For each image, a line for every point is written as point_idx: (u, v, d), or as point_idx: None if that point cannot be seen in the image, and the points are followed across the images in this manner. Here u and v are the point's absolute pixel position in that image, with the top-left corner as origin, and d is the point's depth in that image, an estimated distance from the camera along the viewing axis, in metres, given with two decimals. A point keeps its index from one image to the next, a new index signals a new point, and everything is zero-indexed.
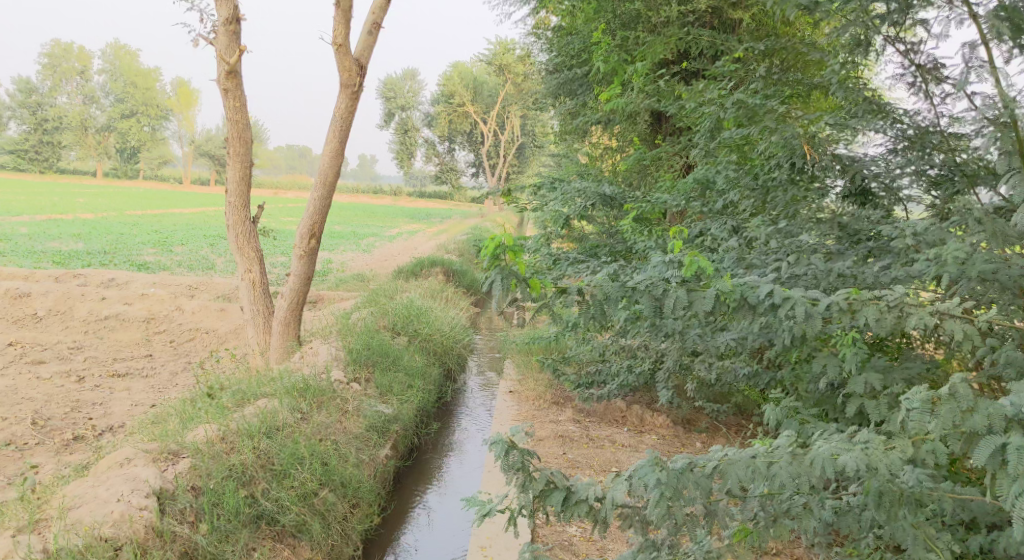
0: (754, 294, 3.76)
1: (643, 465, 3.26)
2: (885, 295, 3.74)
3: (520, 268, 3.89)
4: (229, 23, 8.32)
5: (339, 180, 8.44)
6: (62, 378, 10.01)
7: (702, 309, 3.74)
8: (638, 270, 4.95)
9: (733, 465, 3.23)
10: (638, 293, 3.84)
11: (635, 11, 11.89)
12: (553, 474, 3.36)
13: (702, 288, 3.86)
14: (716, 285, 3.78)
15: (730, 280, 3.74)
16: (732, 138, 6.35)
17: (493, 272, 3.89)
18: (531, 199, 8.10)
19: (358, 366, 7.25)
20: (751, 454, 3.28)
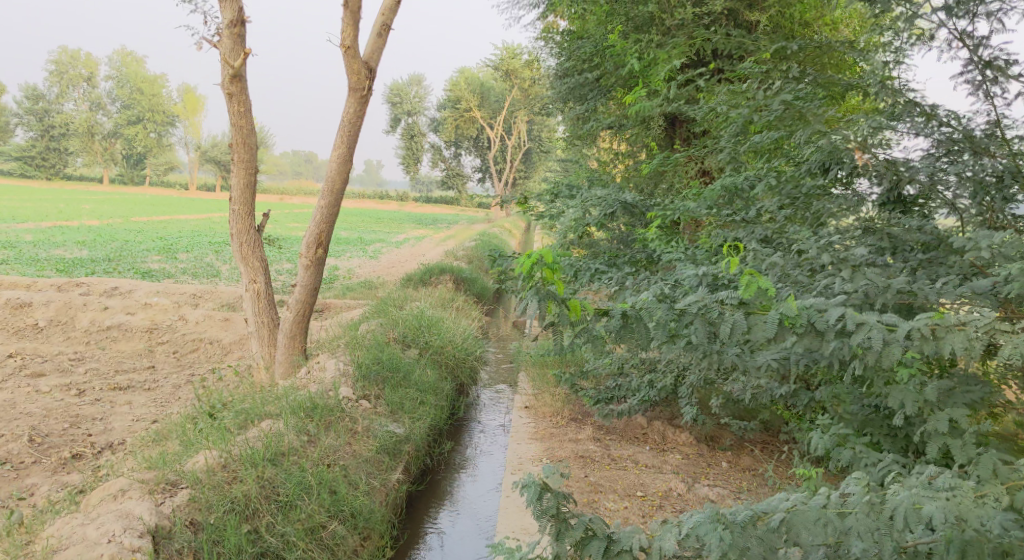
0: (823, 320, 3.70)
1: (702, 519, 3.35)
2: (973, 319, 3.60)
3: (557, 288, 3.90)
4: (234, 25, 8.04)
5: (347, 187, 8.13)
6: (62, 391, 9.73)
7: (763, 334, 3.72)
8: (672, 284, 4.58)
9: (801, 517, 3.29)
10: (689, 315, 3.89)
11: (650, 14, 11.55)
12: (591, 521, 3.58)
13: (761, 312, 3.84)
14: (779, 308, 3.74)
15: (795, 304, 3.69)
16: (762, 143, 6.04)
17: (528, 293, 3.88)
18: (547, 206, 7.78)
19: (367, 382, 6.93)
20: (821, 504, 3.33)
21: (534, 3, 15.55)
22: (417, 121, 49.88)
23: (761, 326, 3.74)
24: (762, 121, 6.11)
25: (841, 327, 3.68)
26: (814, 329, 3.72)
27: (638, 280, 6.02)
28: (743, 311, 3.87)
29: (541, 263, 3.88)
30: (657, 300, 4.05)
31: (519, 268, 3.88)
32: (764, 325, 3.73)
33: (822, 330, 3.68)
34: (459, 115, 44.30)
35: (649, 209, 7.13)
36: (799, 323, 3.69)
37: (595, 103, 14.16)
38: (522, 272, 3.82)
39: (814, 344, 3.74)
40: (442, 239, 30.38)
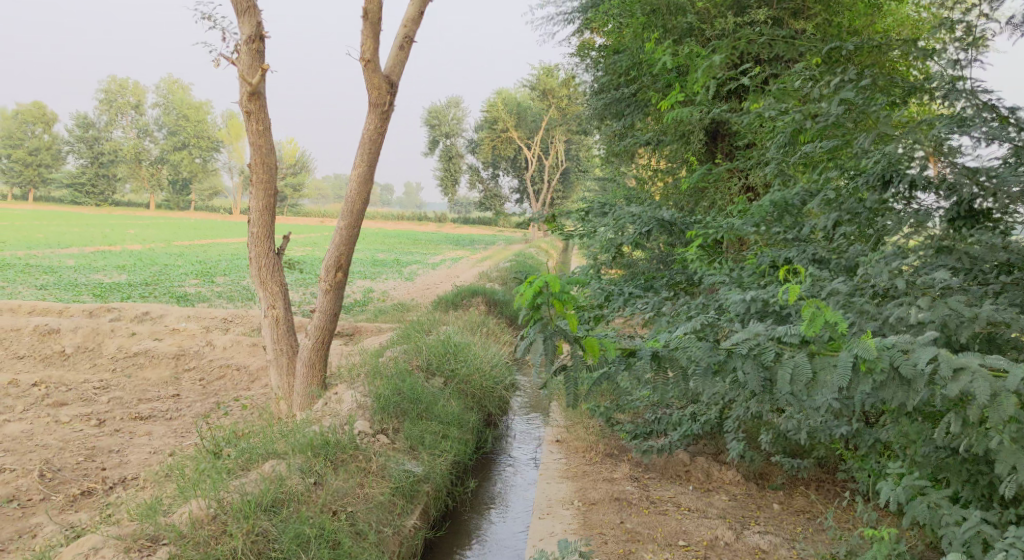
0: (910, 365, 3.57)
1: None
2: None
3: (568, 322, 4.19)
4: (252, 41, 7.74)
5: (367, 208, 7.75)
6: (82, 421, 9.44)
7: (837, 378, 3.68)
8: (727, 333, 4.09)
9: None
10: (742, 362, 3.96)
11: (689, 26, 11.09)
12: None
13: (832, 353, 3.81)
14: (854, 349, 3.67)
15: (873, 345, 3.62)
16: (813, 154, 5.53)
17: (539, 330, 4.20)
18: (578, 226, 7.31)
19: (386, 415, 6.49)
20: None
21: (568, 20, 15.20)
22: (456, 143, 49.85)
23: (831, 372, 3.72)
24: (814, 130, 5.58)
25: (931, 370, 3.56)
26: (899, 375, 3.61)
27: (680, 307, 5.57)
28: (808, 351, 3.87)
29: (547, 293, 4.18)
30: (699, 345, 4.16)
31: (523, 296, 4.16)
32: (836, 369, 3.70)
33: (910, 377, 3.56)
34: (496, 136, 44.12)
35: (689, 227, 6.61)
36: (879, 367, 3.61)
37: (632, 119, 13.67)
38: (527, 302, 4.13)
39: (900, 392, 3.62)
40: (480, 260, 30.03)
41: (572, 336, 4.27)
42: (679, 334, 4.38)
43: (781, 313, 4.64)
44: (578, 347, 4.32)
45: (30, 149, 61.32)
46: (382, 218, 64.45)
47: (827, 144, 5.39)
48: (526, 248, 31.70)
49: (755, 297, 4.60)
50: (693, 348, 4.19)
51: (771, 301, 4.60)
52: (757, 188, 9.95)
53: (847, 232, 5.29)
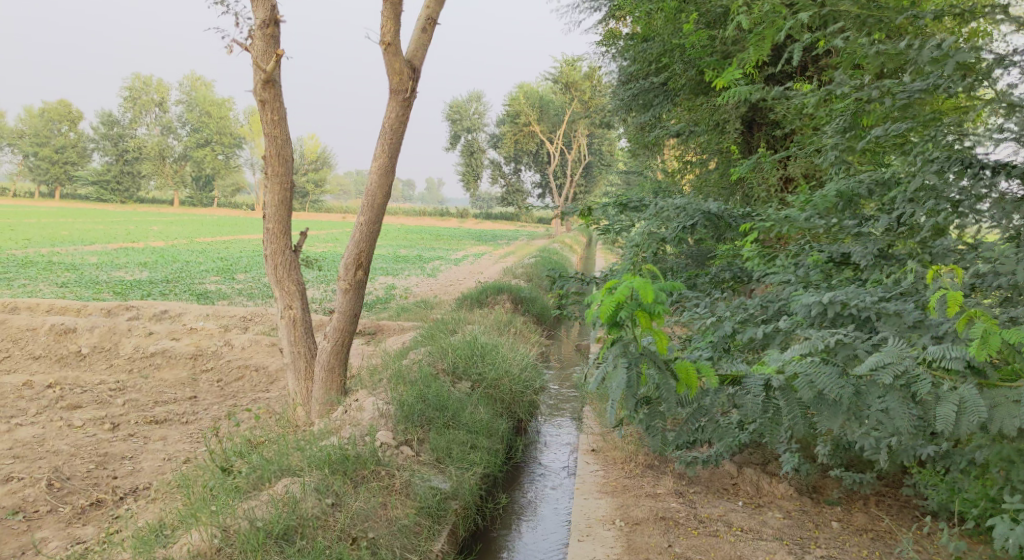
0: None
1: None
2: None
3: (659, 341, 4.09)
4: (266, 26, 7.34)
5: (389, 201, 7.31)
6: (95, 425, 9.07)
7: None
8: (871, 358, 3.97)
9: None
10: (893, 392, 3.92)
11: (724, 10, 10.60)
12: None
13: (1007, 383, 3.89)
14: None
15: None
16: (883, 138, 5.08)
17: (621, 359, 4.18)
18: (614, 219, 6.85)
19: (411, 425, 6.06)
20: None
21: (594, 8, 14.75)
22: (478, 138, 49.38)
23: (1013, 407, 3.80)
24: (885, 109, 5.16)
25: None
26: None
27: (735, 308, 5.11)
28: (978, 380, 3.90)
29: (634, 303, 4.08)
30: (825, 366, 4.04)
31: (605, 314, 4.03)
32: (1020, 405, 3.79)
33: None
34: (518, 130, 43.57)
35: (738, 221, 6.05)
36: None
37: (661, 109, 13.15)
38: (610, 320, 4.02)
39: None
40: (503, 255, 29.59)
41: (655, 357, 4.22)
42: (789, 356, 4.19)
43: (860, 317, 4.50)
44: (667, 373, 4.28)
45: (56, 147, 61.83)
46: (404, 213, 64.23)
47: (901, 125, 4.95)
48: (550, 244, 31.25)
49: (829, 297, 4.46)
50: (819, 375, 4.02)
51: (852, 304, 4.44)
52: (798, 179, 9.42)
53: (938, 223, 4.72)
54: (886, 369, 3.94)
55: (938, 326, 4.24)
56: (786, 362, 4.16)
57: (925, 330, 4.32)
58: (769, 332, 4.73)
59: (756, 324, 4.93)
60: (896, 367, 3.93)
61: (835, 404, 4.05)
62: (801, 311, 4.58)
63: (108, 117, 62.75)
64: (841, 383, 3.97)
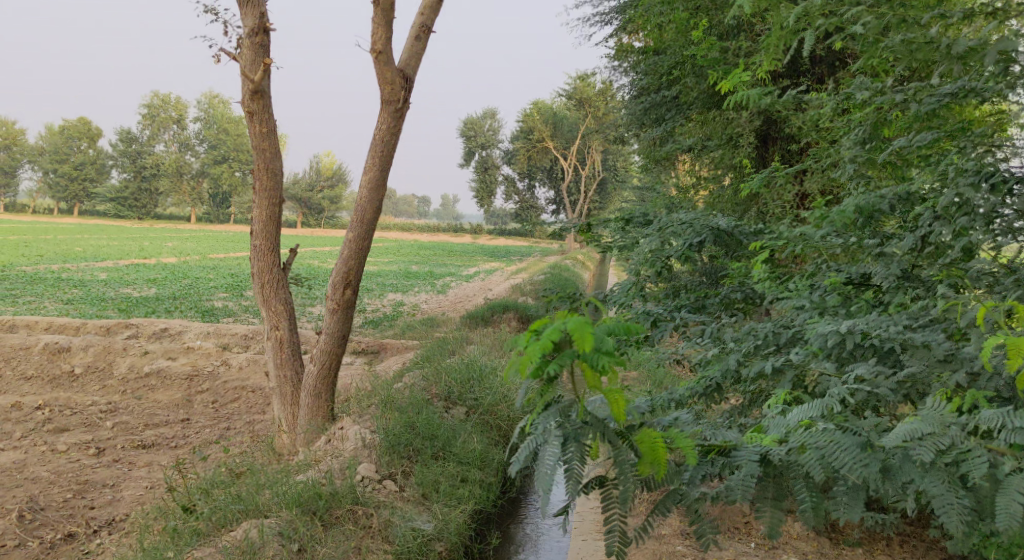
0: None
1: None
2: None
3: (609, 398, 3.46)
4: (255, 34, 7.02)
5: (379, 217, 6.97)
6: (79, 450, 8.72)
7: None
8: (908, 430, 3.41)
9: None
10: (936, 471, 3.34)
11: (736, 21, 10.27)
12: None
13: None
14: None
15: None
16: (908, 148, 4.66)
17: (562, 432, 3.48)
18: (617, 237, 6.45)
19: (395, 456, 5.75)
20: None
21: (605, 21, 14.48)
22: (492, 154, 49.27)
23: None
24: (911, 117, 4.78)
25: None
26: None
27: (744, 334, 4.69)
28: None
29: (572, 351, 3.55)
30: (846, 436, 3.43)
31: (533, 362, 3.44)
32: None
33: None
34: (532, 146, 43.47)
35: (748, 239, 5.61)
36: None
37: (672, 123, 12.81)
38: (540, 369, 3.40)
39: None
40: (515, 271, 29.27)
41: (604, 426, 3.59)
42: (795, 423, 3.63)
43: (883, 349, 4.10)
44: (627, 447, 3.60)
45: (75, 163, 62.40)
46: (419, 230, 64.19)
47: (927, 134, 4.55)
48: (562, 260, 30.94)
49: (850, 324, 4.05)
50: (833, 447, 3.41)
51: (874, 334, 4.03)
52: (814, 196, 9.04)
53: (972, 242, 4.28)
54: (925, 443, 3.37)
55: (972, 361, 3.82)
56: (791, 432, 3.57)
57: (957, 364, 3.90)
58: (781, 364, 4.30)
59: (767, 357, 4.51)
60: (939, 441, 3.35)
61: (857, 485, 3.44)
62: (818, 338, 4.16)
63: (125, 134, 63.19)
64: (868, 461, 3.35)
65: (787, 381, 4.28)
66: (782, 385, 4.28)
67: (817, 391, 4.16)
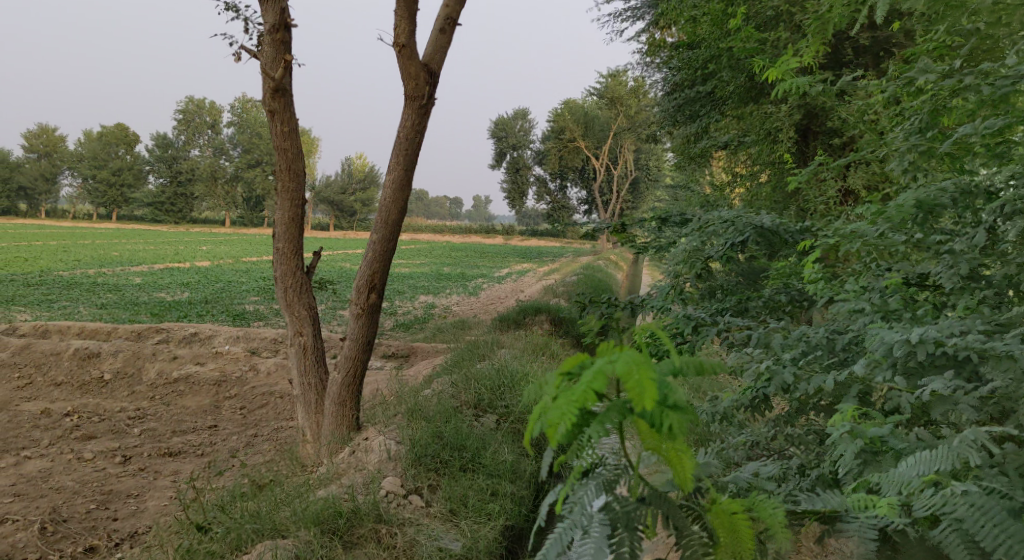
0: None
1: None
2: None
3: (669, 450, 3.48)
4: (275, 30, 6.82)
5: (404, 218, 6.73)
6: (106, 458, 8.58)
7: None
8: None
9: None
10: None
11: (774, 11, 9.90)
12: None
13: None
14: None
15: None
16: (974, 137, 4.29)
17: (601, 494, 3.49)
18: (653, 237, 6.16)
19: (421, 469, 5.56)
20: None
21: (636, 15, 14.15)
22: (523, 155, 48.92)
23: None
24: (975, 101, 4.43)
25: None
26: None
27: (795, 341, 4.34)
28: None
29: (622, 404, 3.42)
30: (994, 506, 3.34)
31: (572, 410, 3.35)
32: None
33: None
34: (563, 145, 43.09)
35: (795, 237, 5.22)
36: None
37: (708, 119, 12.45)
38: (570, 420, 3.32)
39: None
40: (547, 272, 28.90)
41: (663, 502, 3.50)
42: (918, 483, 3.45)
43: (957, 358, 3.74)
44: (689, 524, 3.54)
45: (113, 169, 63.33)
46: (450, 231, 64.09)
47: (996, 121, 4.17)
48: (595, 261, 30.52)
49: (922, 332, 3.68)
50: (979, 516, 3.33)
51: (948, 343, 3.68)
52: (860, 192, 8.63)
53: None
54: None
55: None
56: (919, 497, 3.44)
57: None
58: (843, 377, 3.96)
59: (826, 369, 4.17)
60: None
61: None
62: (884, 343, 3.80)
63: (161, 139, 63.93)
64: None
65: (850, 395, 3.95)
66: (846, 400, 3.94)
67: (886, 408, 3.84)
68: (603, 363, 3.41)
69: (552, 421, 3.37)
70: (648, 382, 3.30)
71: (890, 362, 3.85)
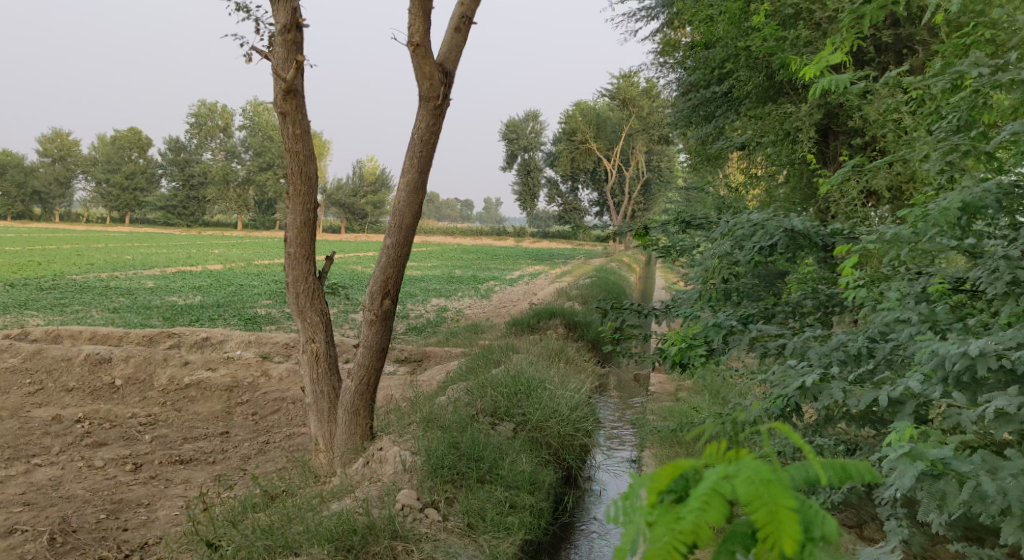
0: None
1: None
2: None
3: None
4: (287, 30, 6.67)
5: (419, 221, 6.57)
6: (117, 466, 8.44)
7: None
8: None
9: None
10: None
11: (794, 9, 9.70)
12: None
13: None
14: None
15: None
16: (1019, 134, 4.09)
17: None
18: (675, 241, 5.99)
19: (439, 481, 5.40)
20: None
21: (650, 15, 13.98)
22: (534, 157, 48.77)
23: None
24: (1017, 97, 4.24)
25: None
26: None
27: (832, 350, 4.14)
28: None
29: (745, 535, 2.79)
30: None
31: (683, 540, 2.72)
32: None
33: None
34: (575, 147, 42.94)
35: (826, 240, 5.07)
36: None
37: (724, 120, 12.27)
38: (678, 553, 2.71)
39: None
40: (559, 275, 28.76)
41: None
42: None
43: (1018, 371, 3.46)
44: None
45: (126, 173, 63.55)
46: (461, 234, 64.00)
47: None
48: (607, 264, 30.32)
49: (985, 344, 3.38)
50: None
51: (1011, 357, 3.39)
52: (883, 193, 8.43)
53: None
54: None
55: None
56: None
57: None
58: (896, 392, 3.58)
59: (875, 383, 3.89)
60: None
61: None
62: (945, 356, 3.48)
63: (173, 143, 64.11)
64: None
65: (904, 412, 3.58)
66: (899, 418, 3.56)
67: (947, 424, 3.59)
68: (719, 480, 2.75)
69: (651, 555, 2.72)
70: (786, 518, 2.70)
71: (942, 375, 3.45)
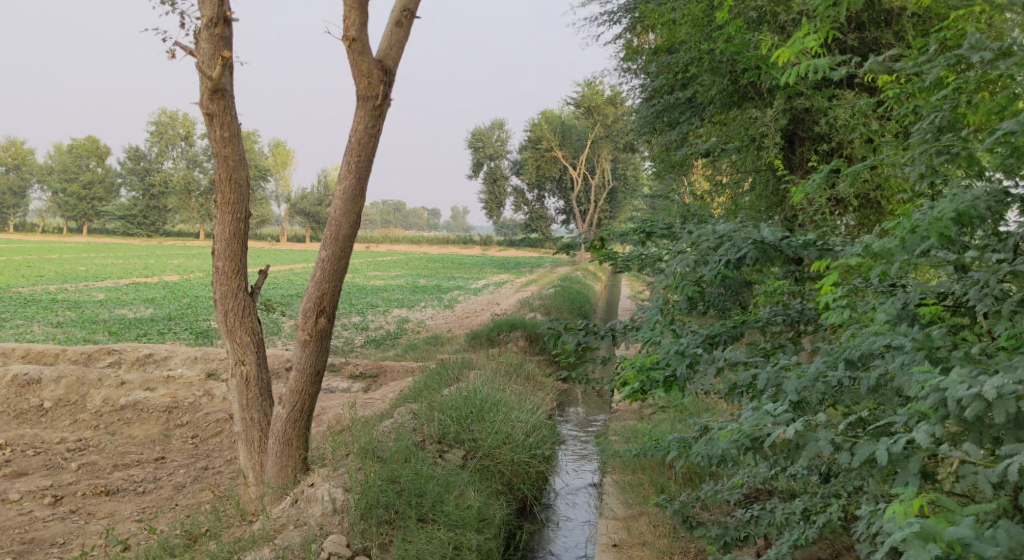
0: None
1: None
2: None
3: None
4: (214, 24, 6.09)
5: (358, 232, 6.03)
6: (33, 500, 7.73)
7: None
8: None
9: None
10: None
11: (759, 9, 9.34)
12: None
13: None
14: None
15: None
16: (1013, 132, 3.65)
17: None
18: (636, 253, 5.51)
19: (371, 528, 4.86)
20: None
21: (613, 19, 13.63)
22: (500, 165, 48.38)
23: None
24: None
25: None
26: None
27: (811, 382, 3.67)
28: None
29: None
30: None
31: None
32: None
33: None
34: (540, 155, 42.58)
35: (798, 252, 4.61)
36: None
37: (689, 125, 11.91)
38: None
39: None
40: (525, 284, 28.39)
41: None
42: None
43: None
44: None
45: (83, 182, 61.92)
46: (427, 242, 63.45)
47: None
48: (573, 272, 30.01)
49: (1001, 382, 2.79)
50: None
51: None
52: (852, 201, 8.04)
53: None
54: None
55: None
56: None
57: None
58: (897, 445, 3.07)
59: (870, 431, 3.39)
60: None
61: None
62: (953, 400, 2.88)
63: (132, 150, 62.79)
64: None
65: (908, 469, 3.07)
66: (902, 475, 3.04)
67: (961, 485, 3.02)
68: None
69: None
70: None
71: (943, 416, 2.97)
